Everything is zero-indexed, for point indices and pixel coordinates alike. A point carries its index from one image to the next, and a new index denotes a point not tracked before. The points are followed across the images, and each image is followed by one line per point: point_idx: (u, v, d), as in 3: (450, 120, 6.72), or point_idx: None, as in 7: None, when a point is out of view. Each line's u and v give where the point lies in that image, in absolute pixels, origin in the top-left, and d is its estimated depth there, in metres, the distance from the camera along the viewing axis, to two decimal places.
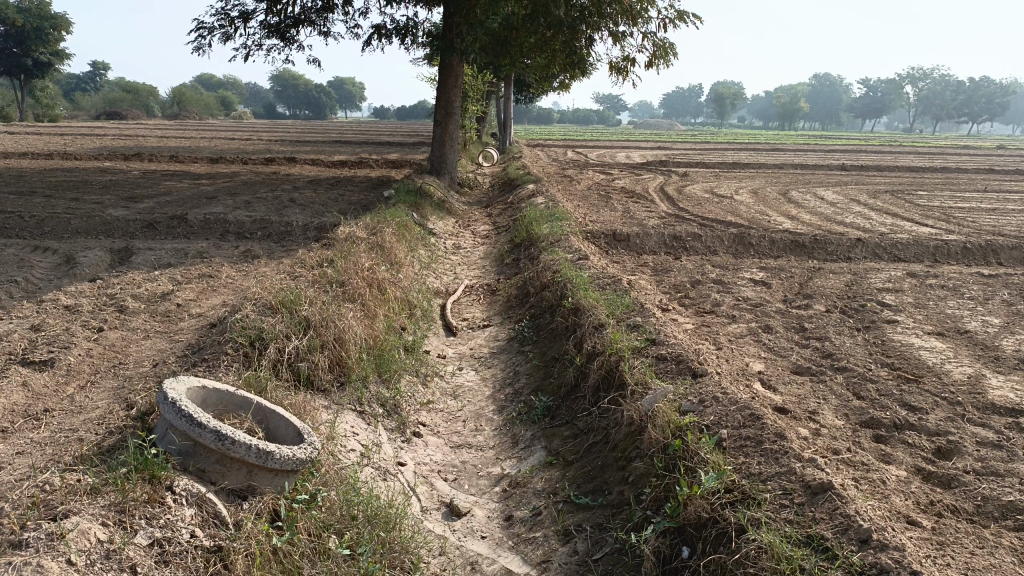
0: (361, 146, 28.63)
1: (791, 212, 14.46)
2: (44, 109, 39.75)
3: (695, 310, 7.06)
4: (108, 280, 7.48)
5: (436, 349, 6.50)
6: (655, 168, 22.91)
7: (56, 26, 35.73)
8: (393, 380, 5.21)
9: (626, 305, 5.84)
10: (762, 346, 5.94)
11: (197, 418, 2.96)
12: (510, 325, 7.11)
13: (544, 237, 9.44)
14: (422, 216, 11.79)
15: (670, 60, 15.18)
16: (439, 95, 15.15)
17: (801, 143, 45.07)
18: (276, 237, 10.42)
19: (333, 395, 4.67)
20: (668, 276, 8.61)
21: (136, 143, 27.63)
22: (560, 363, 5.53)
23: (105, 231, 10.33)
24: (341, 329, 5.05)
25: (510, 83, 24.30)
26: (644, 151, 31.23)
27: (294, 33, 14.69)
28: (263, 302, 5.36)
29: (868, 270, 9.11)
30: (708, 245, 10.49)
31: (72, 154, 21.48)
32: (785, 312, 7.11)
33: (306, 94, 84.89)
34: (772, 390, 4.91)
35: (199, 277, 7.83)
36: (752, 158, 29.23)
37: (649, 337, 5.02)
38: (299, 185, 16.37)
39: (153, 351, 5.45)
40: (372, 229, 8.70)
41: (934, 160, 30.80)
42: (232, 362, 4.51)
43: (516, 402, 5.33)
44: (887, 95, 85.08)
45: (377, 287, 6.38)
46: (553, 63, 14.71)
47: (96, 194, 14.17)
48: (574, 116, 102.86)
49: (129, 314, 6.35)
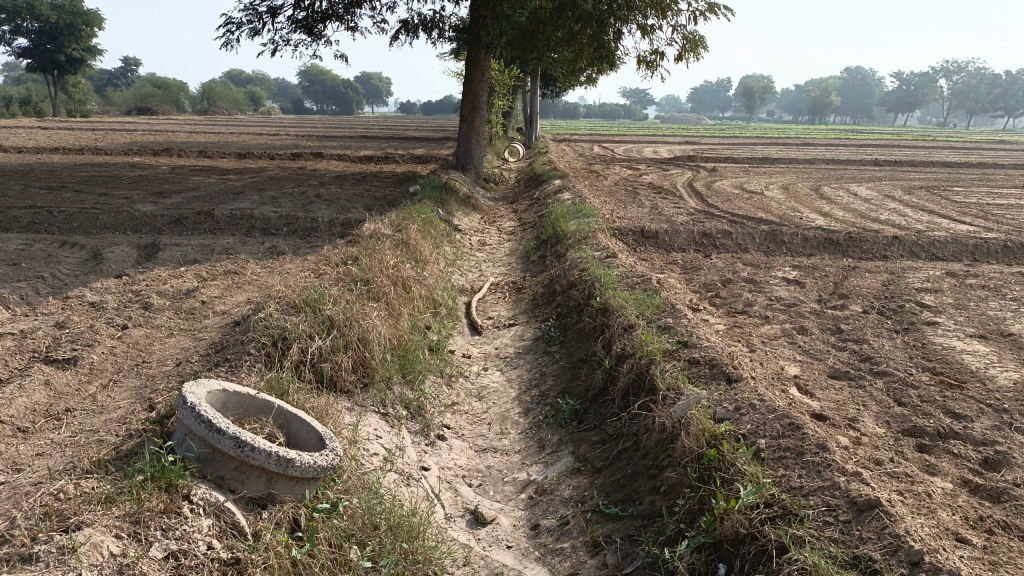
0: (387, 141, 28.64)
1: (824, 209, 14.15)
2: (77, 105, 40.38)
3: (726, 310, 6.88)
4: (134, 276, 7.48)
5: (461, 348, 6.39)
6: (683, 163, 22.62)
7: (89, 22, 36.22)
8: (417, 381, 5.11)
9: (656, 306, 5.68)
10: (797, 349, 5.75)
11: (215, 424, 2.87)
12: (536, 324, 6.98)
13: (571, 234, 9.30)
14: (448, 212, 11.70)
15: (699, 54, 14.92)
16: (465, 90, 15.04)
17: (832, 138, 44.29)
18: (302, 233, 10.38)
19: (355, 396, 4.58)
20: (698, 275, 8.42)
21: (166, 138, 27.90)
22: (588, 365, 5.39)
23: (132, 226, 10.37)
24: (365, 329, 4.96)
25: (536, 77, 24.11)
26: (671, 145, 30.90)
27: (321, 28, 14.66)
28: (286, 301, 5.29)
29: (905, 270, 8.85)
30: (738, 242, 10.27)
31: (103, 149, 21.72)
32: (820, 313, 6.90)
33: (333, 89, 85.28)
34: (808, 395, 4.72)
35: (223, 273, 7.80)
36: (782, 153, 28.78)
37: (682, 339, 4.87)
38: (326, 180, 16.37)
39: (176, 349, 5.41)
40: (398, 225, 8.61)
41: (970, 154, 30.09)
42: (255, 362, 4.43)
43: (543, 404, 5.21)
44: (920, 89, 83.51)
45: (402, 285, 6.28)
46: (580, 57, 14.53)
47: (125, 189, 14.27)
48: (600, 111, 102.36)
49: (154, 311, 6.33)
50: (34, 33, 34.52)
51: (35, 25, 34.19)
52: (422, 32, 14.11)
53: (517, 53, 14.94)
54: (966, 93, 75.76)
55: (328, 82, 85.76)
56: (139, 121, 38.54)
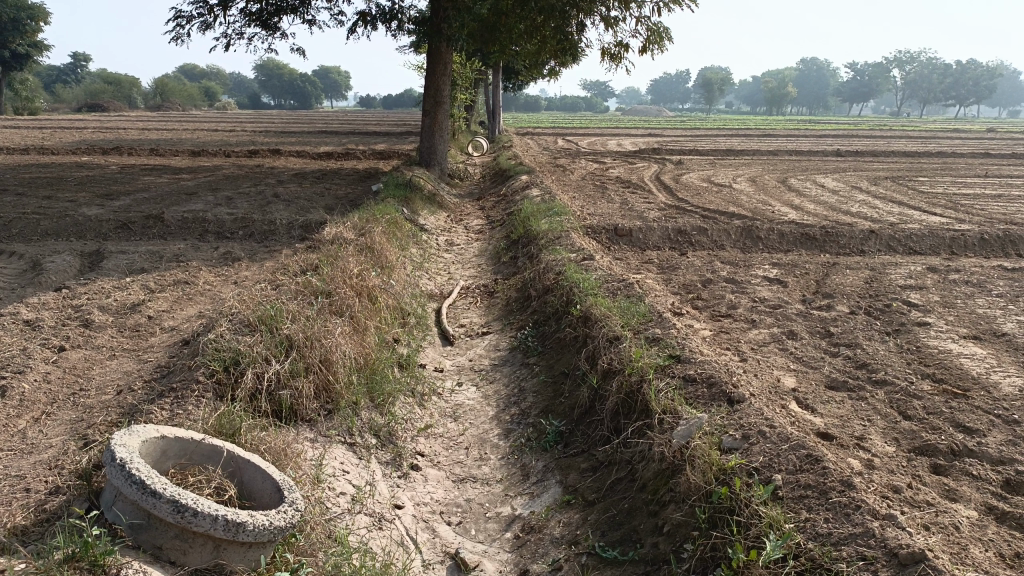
0: (347, 136, 27.96)
1: (794, 202, 13.97)
2: (23, 102, 38.89)
3: (710, 314, 6.54)
4: (75, 289, 6.91)
5: (432, 361, 5.96)
6: (649, 156, 22.40)
7: (34, 17, 34.81)
8: (387, 404, 4.68)
9: (642, 314, 5.31)
10: (790, 357, 5.43)
11: (151, 486, 2.45)
12: (511, 332, 6.57)
13: (544, 233, 8.90)
14: (413, 212, 11.24)
15: (664, 46, 14.61)
16: (427, 84, 14.53)
17: (793, 129, 44.50)
18: (260, 237, 9.84)
19: (319, 425, 4.14)
20: (676, 275, 8.09)
21: (116, 135, 26.88)
22: (571, 380, 5.01)
23: (76, 233, 9.72)
24: (328, 349, 4.50)
25: (498, 70, 23.64)
26: (634, 138, 30.70)
27: (276, 20, 14.04)
28: (240, 319, 4.81)
29: (884, 265, 8.63)
30: (714, 239, 9.97)
31: (48, 149, 20.75)
32: (807, 314, 6.60)
33: (291, 83, 83.76)
34: (810, 410, 4.40)
35: (174, 284, 7.25)
36: (745, 144, 28.76)
37: (674, 352, 4.50)
38: (284, 178, 15.77)
39: (118, 374, 4.90)
40: (361, 228, 8.13)
41: (927, 143, 30.40)
42: (204, 393, 3.97)
43: (524, 425, 4.81)
44: (874, 79, 84.74)
45: (367, 296, 5.83)
46: (544, 50, 14.13)
47: (71, 191, 13.51)
48: (561, 103, 101.99)
49: (95, 330, 5.78)
50: None
51: None
52: (382, 25, 13.58)
53: (480, 45, 14.49)
54: (918, 83, 77.08)
55: (286, 77, 84.26)
56: (88, 118, 37.22)
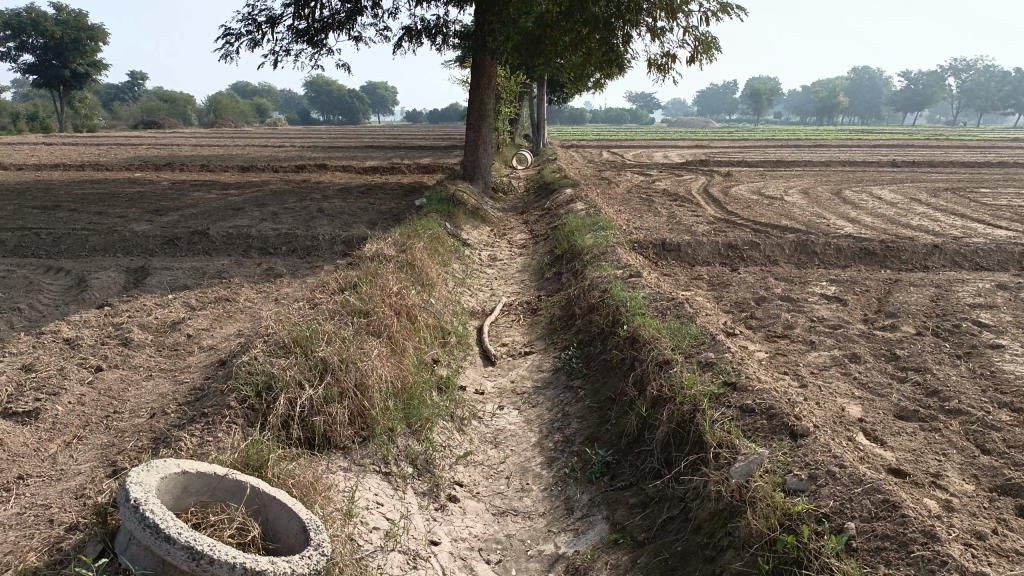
0: (392, 151, 28.11)
1: (850, 214, 13.47)
2: (83, 120, 40.12)
3: (764, 334, 6.22)
4: (117, 307, 6.88)
5: (473, 383, 5.75)
6: (696, 167, 22.00)
7: (94, 37, 35.88)
8: (425, 430, 4.47)
9: (694, 336, 5.02)
10: (853, 383, 5.08)
11: (164, 530, 2.27)
12: (555, 352, 6.33)
13: (589, 249, 8.65)
14: (456, 226, 11.10)
15: (712, 56, 14.28)
16: (472, 97, 14.43)
17: (844, 139, 43.47)
18: (303, 253, 9.80)
19: (353, 454, 3.95)
20: (728, 292, 7.76)
21: (169, 151, 27.47)
22: (618, 406, 4.75)
23: (124, 249, 9.79)
24: (364, 372, 4.33)
25: (543, 83, 23.51)
26: (681, 149, 30.28)
27: (322, 37, 14.11)
28: (276, 339, 4.67)
29: (950, 282, 8.17)
30: (767, 254, 9.60)
31: (103, 165, 21.20)
32: (870, 336, 6.23)
33: (339, 99, 85.05)
34: (878, 444, 4.07)
35: (215, 301, 7.19)
36: (796, 155, 28.12)
37: (729, 378, 4.21)
38: (329, 193, 15.83)
39: (153, 396, 4.79)
40: (402, 244, 8.00)
41: (988, 153, 29.34)
42: (235, 419, 3.81)
43: (568, 454, 4.56)
44: (929, 88, 82.53)
45: (406, 316, 5.66)
46: (589, 61, 13.93)
47: (121, 207, 13.72)
48: (606, 116, 101.62)
49: (134, 349, 5.71)
50: (39, 49, 34.20)
51: (40, 41, 33.84)
52: (426, 39, 13.53)
53: (524, 58, 14.36)
54: (975, 91, 74.85)
55: (334, 93, 85.66)
56: (144, 135, 38.22)
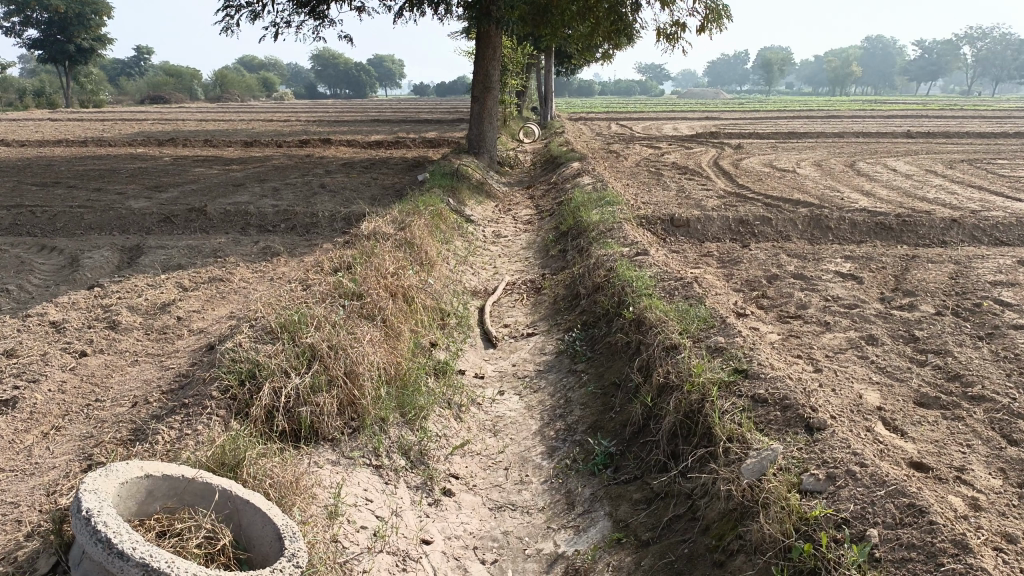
0: (398, 124, 27.71)
1: (864, 187, 13.11)
2: (89, 96, 39.81)
3: (776, 315, 5.96)
4: (107, 287, 6.67)
5: (472, 366, 5.53)
6: (705, 140, 21.59)
7: (98, 11, 35.44)
8: (419, 419, 4.26)
9: (703, 319, 4.77)
10: (870, 367, 4.83)
11: (117, 544, 2.09)
12: (559, 334, 6.09)
13: (595, 225, 8.37)
14: (459, 202, 10.83)
15: (723, 24, 13.87)
16: (476, 69, 14.07)
17: (857, 110, 42.75)
18: (302, 230, 9.57)
19: (342, 446, 3.75)
20: (738, 270, 7.50)
21: (173, 126, 27.17)
22: (623, 394, 4.53)
23: (119, 226, 9.57)
24: (355, 359, 4.11)
25: (551, 54, 23.05)
26: (690, 121, 29.79)
27: (324, 7, 13.75)
28: (263, 324, 4.45)
29: (969, 258, 7.87)
30: (778, 230, 9.30)
31: (107, 141, 20.95)
32: (887, 316, 5.96)
33: (345, 72, 84.29)
34: (898, 435, 3.84)
35: (208, 281, 6.97)
36: (808, 127, 27.56)
37: (740, 365, 3.97)
38: (332, 168, 15.57)
39: (136, 383, 4.59)
40: (402, 221, 7.75)
41: (1005, 123, 28.68)
42: (216, 411, 3.63)
43: (570, 444, 4.34)
44: (943, 57, 81.05)
45: (402, 298, 5.43)
46: (597, 32, 13.56)
47: (121, 184, 13.50)
48: (614, 88, 100.44)
49: (121, 333, 5.51)
50: (43, 23, 33.81)
51: (44, 15, 33.50)
52: (429, 9, 13.15)
53: (530, 29, 13.98)
54: (991, 60, 73.40)
55: (340, 67, 84.91)
56: (150, 110, 37.92)
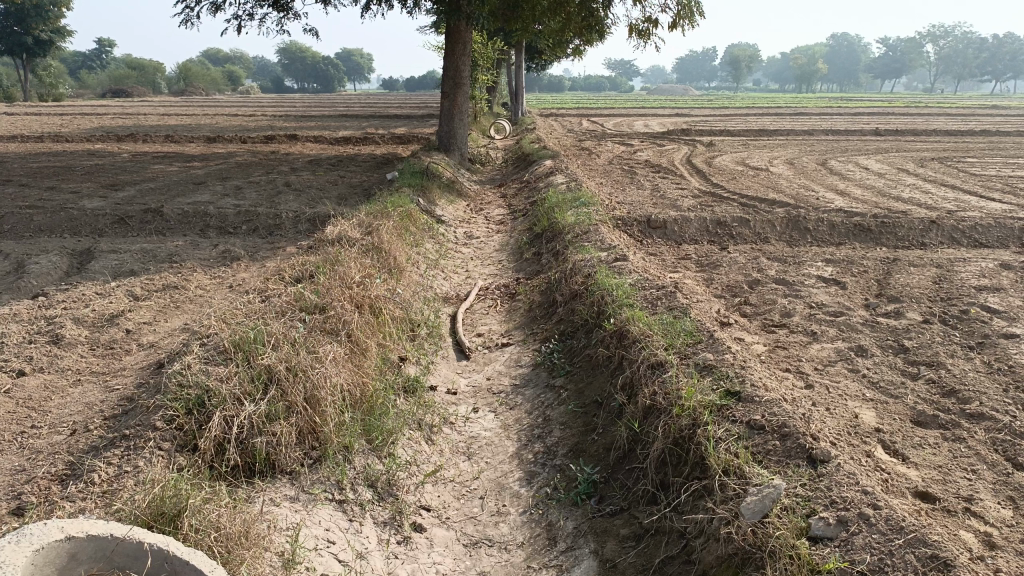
0: (366, 120, 27.23)
1: (838, 186, 12.99)
2: (48, 89, 38.64)
3: (761, 324, 5.71)
4: (52, 296, 6.24)
5: (444, 382, 5.20)
6: (677, 137, 21.44)
7: (57, 2, 34.34)
8: (387, 445, 3.93)
9: (689, 333, 4.50)
10: (863, 383, 4.60)
11: None
12: (535, 345, 5.79)
13: (570, 227, 8.09)
14: (430, 201, 10.48)
15: (696, 21, 13.66)
16: (446, 65, 13.70)
17: (824, 107, 43.02)
18: (264, 232, 9.16)
19: (301, 480, 3.42)
20: (718, 275, 7.26)
21: (134, 121, 26.36)
22: (606, 414, 4.25)
23: (71, 228, 9.08)
24: (316, 382, 3.77)
25: (521, 50, 22.74)
26: (661, 118, 29.66)
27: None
28: (216, 343, 4.09)
29: (950, 262, 7.71)
30: (756, 231, 9.09)
31: (63, 136, 20.24)
32: (874, 325, 5.75)
33: (313, 66, 83.13)
34: (900, 461, 3.60)
35: (162, 289, 6.56)
36: (778, 123, 27.51)
37: (732, 385, 3.71)
38: (298, 166, 15.10)
39: (77, 407, 4.19)
40: (369, 224, 7.39)
41: (970, 121, 28.96)
42: (160, 445, 3.28)
43: (550, 469, 4.04)
44: (907, 55, 82.12)
45: (369, 309, 5.10)
46: (569, 27, 13.26)
47: (76, 181, 12.92)
48: (584, 84, 100.36)
49: (64, 348, 5.10)
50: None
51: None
52: (397, 3, 12.75)
53: (501, 23, 13.66)
54: (954, 58, 74.47)
55: (308, 60, 83.73)
56: (112, 104, 36.87)
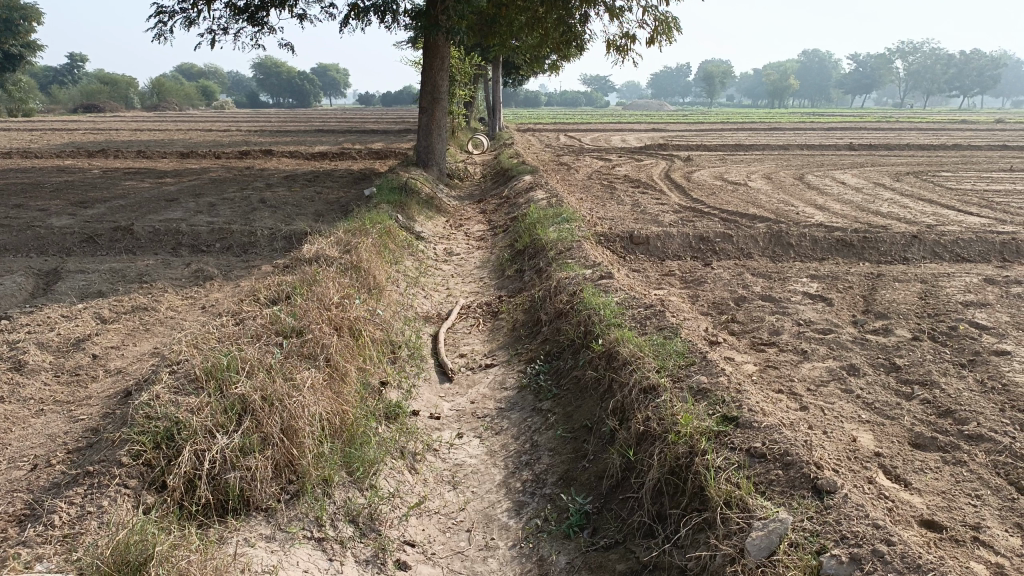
0: (342, 135, 27.02)
1: (817, 201, 13.01)
2: (17, 103, 37.97)
3: (749, 342, 5.59)
4: (15, 319, 5.97)
5: (426, 406, 5.01)
6: (655, 151, 21.46)
7: (27, 17, 33.80)
8: (368, 476, 3.74)
9: (680, 354, 4.36)
10: (858, 404, 4.48)
11: None
12: (520, 366, 5.63)
13: (553, 244, 7.96)
14: (409, 218, 10.31)
15: (673, 37, 13.65)
16: (424, 80, 13.59)
17: (798, 121, 43.47)
18: (239, 250, 8.94)
19: (277, 517, 3.22)
20: (703, 291, 7.16)
21: (106, 136, 25.88)
22: (596, 440, 4.09)
23: (37, 248, 8.79)
24: (294, 412, 3.58)
25: (498, 65, 22.69)
26: (638, 133, 29.72)
27: (264, 14, 13.07)
28: (187, 371, 3.88)
29: (934, 277, 7.67)
30: (740, 247, 9.01)
31: (33, 151, 19.82)
32: (864, 342, 5.66)
33: (289, 81, 82.73)
34: (902, 487, 3.48)
35: (131, 311, 6.32)
36: (754, 139, 27.61)
37: (728, 410, 3.57)
38: (273, 181, 14.86)
39: (38, 439, 3.94)
40: (348, 241, 7.21)
41: (940, 136, 29.34)
42: (126, 482, 3.09)
43: (540, 499, 3.87)
44: (877, 71, 83.44)
45: (348, 332, 4.91)
46: (547, 43, 13.19)
47: (44, 199, 12.58)
48: (560, 99, 100.89)
49: (26, 376, 4.85)
50: None
51: None
52: (376, 18, 12.61)
53: (479, 38, 13.60)
54: (923, 74, 75.72)
55: (284, 76, 83.36)
56: (84, 120, 36.24)
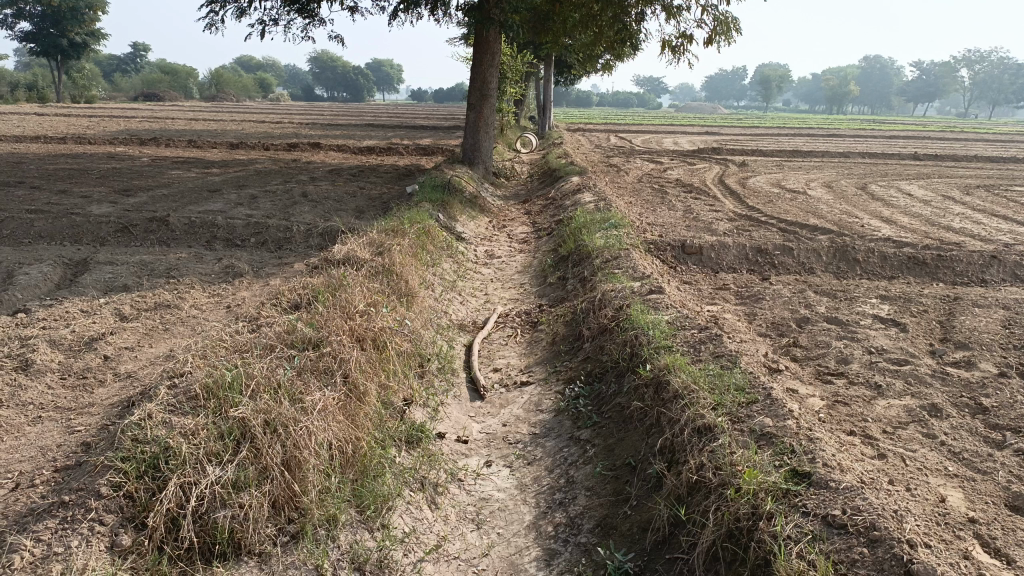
0: (391, 130, 26.82)
1: (882, 213, 12.27)
2: (81, 91, 38.72)
3: (815, 371, 5.04)
4: (33, 314, 5.71)
5: (453, 428, 4.57)
6: (709, 155, 20.73)
7: (93, 6, 34.35)
8: (381, 515, 3.32)
9: (739, 389, 3.85)
10: (943, 453, 3.91)
11: None
12: (558, 386, 5.15)
13: (599, 251, 7.46)
14: (450, 217, 9.91)
15: (732, 37, 13.02)
16: (473, 75, 13.17)
17: (858, 129, 42.11)
18: (273, 246, 8.65)
19: (272, 564, 2.81)
20: (761, 309, 6.60)
21: (160, 125, 26.04)
22: (642, 483, 3.60)
23: (72, 236, 8.61)
24: (298, 441, 3.19)
25: (551, 63, 22.20)
26: (692, 136, 28.92)
27: (314, 6, 12.81)
28: (188, 388, 3.50)
29: (1018, 302, 6.98)
30: (800, 261, 8.40)
31: (86, 138, 19.97)
32: (944, 377, 5.05)
33: (343, 75, 83.41)
34: (1006, 565, 2.91)
35: (153, 308, 6.02)
36: (812, 145, 26.60)
37: (798, 463, 3.07)
38: (317, 175, 14.62)
39: (27, 453, 3.60)
40: (382, 242, 6.82)
41: (1011, 148, 27.93)
42: (102, 517, 2.72)
43: (574, 549, 3.41)
44: (943, 78, 80.60)
45: (371, 344, 4.51)
46: (600, 41, 12.66)
47: (88, 185, 12.51)
48: (612, 100, 100.09)
49: (31, 377, 4.55)
50: (37, 16, 32.78)
51: (37, 8, 32.49)
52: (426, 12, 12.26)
53: (531, 34, 13.15)
54: (991, 82, 72.91)
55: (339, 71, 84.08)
56: (142, 107, 36.71)
